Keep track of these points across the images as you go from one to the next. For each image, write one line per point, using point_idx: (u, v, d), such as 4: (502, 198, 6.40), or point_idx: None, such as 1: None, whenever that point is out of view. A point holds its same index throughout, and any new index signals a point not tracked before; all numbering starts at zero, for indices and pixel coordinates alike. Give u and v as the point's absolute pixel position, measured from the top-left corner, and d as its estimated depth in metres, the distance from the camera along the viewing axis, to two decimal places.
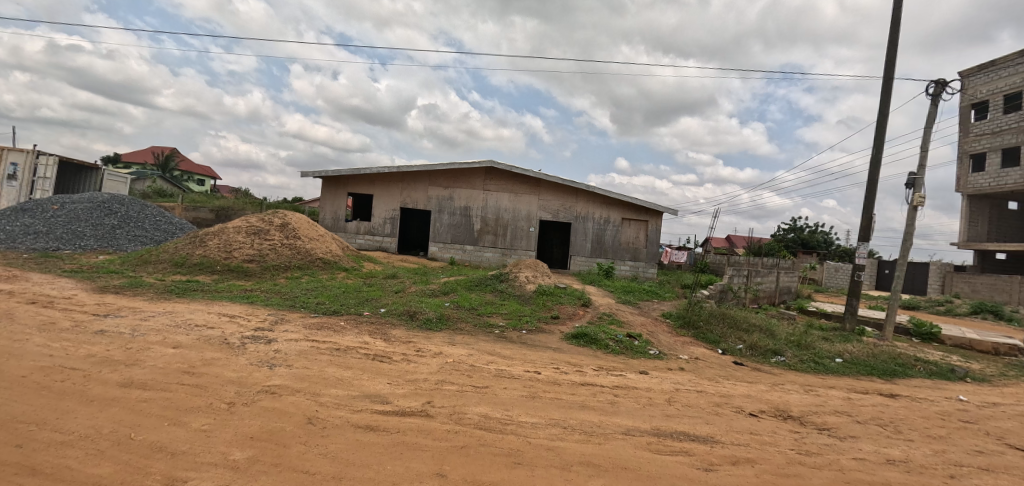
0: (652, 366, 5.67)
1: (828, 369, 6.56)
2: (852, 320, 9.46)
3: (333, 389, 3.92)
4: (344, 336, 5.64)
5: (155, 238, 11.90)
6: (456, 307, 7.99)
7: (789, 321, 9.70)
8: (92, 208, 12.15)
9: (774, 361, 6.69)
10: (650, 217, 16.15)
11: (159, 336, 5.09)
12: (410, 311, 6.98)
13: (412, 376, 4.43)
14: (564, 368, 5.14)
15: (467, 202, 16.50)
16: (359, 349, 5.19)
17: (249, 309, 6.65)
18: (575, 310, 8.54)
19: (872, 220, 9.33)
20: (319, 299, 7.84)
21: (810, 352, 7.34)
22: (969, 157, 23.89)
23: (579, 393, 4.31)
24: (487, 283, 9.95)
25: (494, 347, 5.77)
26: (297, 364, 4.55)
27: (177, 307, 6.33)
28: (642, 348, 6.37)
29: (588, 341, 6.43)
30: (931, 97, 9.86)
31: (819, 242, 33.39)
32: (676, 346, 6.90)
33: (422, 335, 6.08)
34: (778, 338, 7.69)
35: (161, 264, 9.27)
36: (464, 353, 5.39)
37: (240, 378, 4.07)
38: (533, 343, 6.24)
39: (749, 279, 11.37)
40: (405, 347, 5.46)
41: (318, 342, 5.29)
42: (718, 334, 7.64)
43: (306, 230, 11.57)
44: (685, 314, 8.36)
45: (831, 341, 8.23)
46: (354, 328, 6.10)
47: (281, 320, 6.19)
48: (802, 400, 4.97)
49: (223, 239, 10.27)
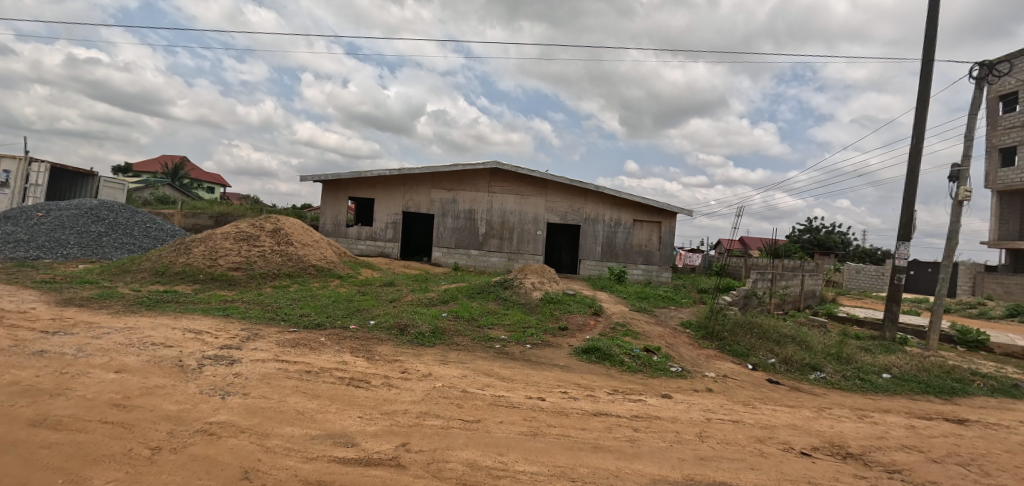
0: (675, 388, 4.89)
1: (877, 388, 5.72)
2: (892, 328, 8.56)
3: (287, 427, 3.20)
4: (321, 355, 4.94)
5: (143, 245, 11.33)
6: (454, 318, 7.27)
7: (821, 329, 8.81)
8: (78, 214, 11.63)
9: (814, 378, 5.85)
10: (664, 217, 15.34)
11: (106, 358, 4.44)
12: (401, 324, 6.24)
13: (390, 407, 3.69)
14: (573, 392, 4.38)
15: (471, 205, 15.82)
16: (335, 372, 4.47)
17: (222, 323, 5.95)
18: (585, 320, 7.75)
19: (913, 218, 8.44)
20: (303, 310, 7.16)
21: (852, 366, 6.49)
22: (998, 152, 22.63)
23: (591, 427, 3.54)
24: (489, 290, 9.23)
25: (493, 367, 5.03)
26: (255, 391, 3.86)
27: (139, 322, 5.66)
28: (662, 365, 5.58)
29: (600, 357, 5.66)
30: (976, 81, 8.97)
31: (836, 242, 32.31)
32: (700, 361, 6.09)
33: (411, 352, 5.35)
34: (814, 351, 6.84)
35: (141, 273, 8.66)
36: (456, 375, 4.66)
37: (180, 414, 3.40)
38: (537, 360, 5.49)
39: (774, 283, 10.50)
40: (390, 367, 4.75)
41: (287, 364, 4.57)
42: (746, 347, 6.81)
43: (299, 236, 10.94)
44: (706, 324, 7.55)
45: (873, 353, 7.36)
46: (335, 344, 5.42)
47: (255, 336, 5.50)
48: (859, 431, 4.16)
49: (209, 246, 9.65)
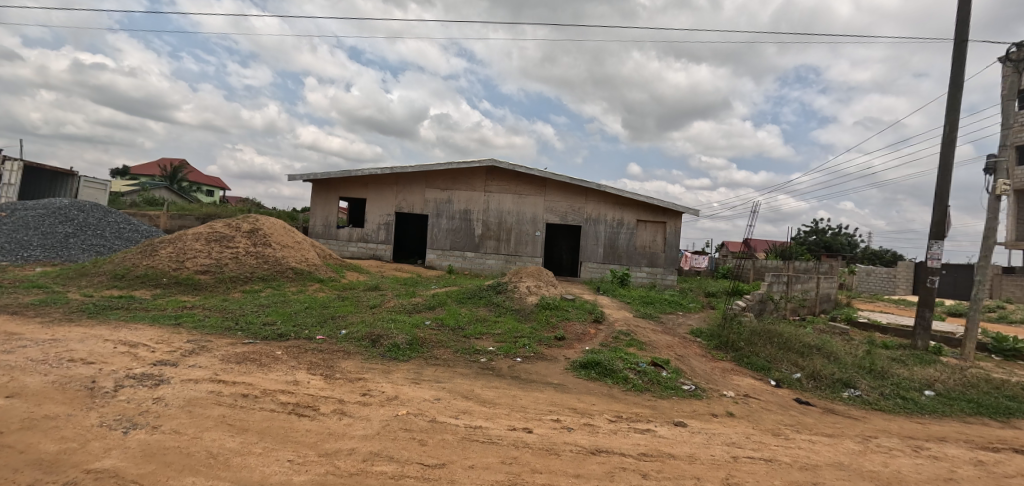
0: (689, 412, 4.10)
1: (922, 409, 4.93)
2: (925, 336, 7.73)
3: (186, 479, 2.47)
4: (269, 373, 4.17)
5: (112, 246, 10.61)
6: (438, 326, 6.49)
7: (844, 337, 8.00)
8: (45, 215, 10.93)
9: (849, 397, 5.05)
10: (669, 217, 14.52)
11: (5, 378, 3.70)
12: (373, 335, 5.46)
13: (333, 445, 2.92)
14: (567, 421, 3.60)
15: (466, 205, 15.07)
16: (279, 396, 3.69)
17: (168, 334, 5.21)
18: (585, 328, 6.96)
19: (946, 215, 7.64)
20: (269, 318, 6.41)
21: (889, 381, 5.67)
22: (1016, 149, 21.67)
23: (586, 474, 2.76)
24: (481, 295, 8.46)
25: (473, 387, 4.25)
26: (169, 424, 3.13)
27: (68, 333, 4.91)
28: (673, 382, 4.80)
29: (601, 373, 4.89)
30: (1013, 63, 8.17)
31: (842, 244, 31.44)
32: (716, 377, 5.29)
33: (380, 369, 4.58)
34: (844, 363, 6.03)
35: (98, 277, 7.92)
36: (428, 398, 3.89)
37: (58, 457, 2.68)
38: (527, 377, 4.70)
39: (790, 286, 9.69)
40: (350, 388, 3.99)
41: (223, 385, 3.81)
42: (767, 359, 6.01)
43: (279, 237, 10.18)
44: (720, 333, 6.78)
45: (907, 365, 6.55)
46: (293, 358, 4.66)
47: (200, 350, 4.75)
48: (918, 470, 3.38)
49: (178, 247, 8.92)
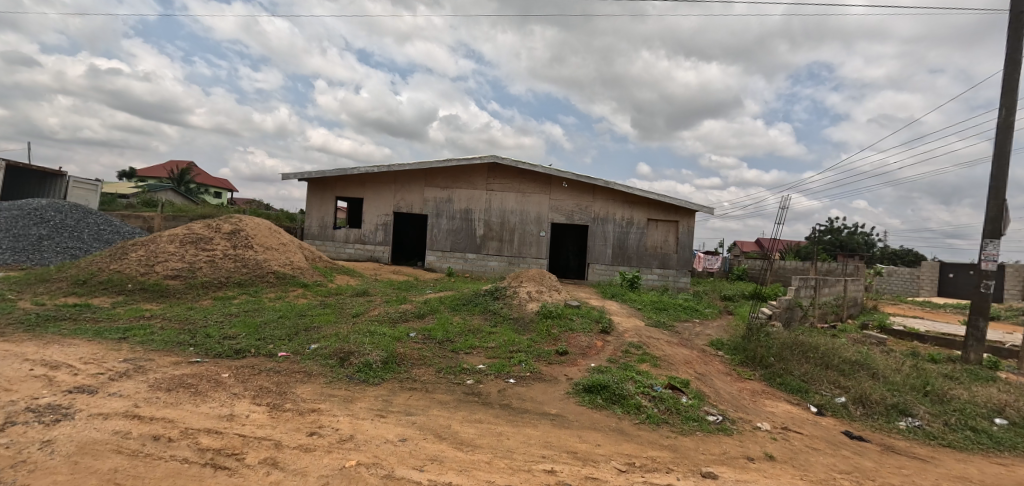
0: (718, 456, 3.27)
1: (1000, 444, 4.04)
2: (980, 348, 6.77)
3: None
4: (200, 405, 3.41)
5: (88, 249, 9.99)
6: (423, 340, 5.71)
7: (883, 349, 7.09)
8: (20, 216, 10.35)
9: (906, 428, 4.19)
10: (681, 217, 13.61)
11: None
12: (342, 352, 4.70)
13: None
14: (563, 474, 2.80)
15: (467, 204, 14.31)
16: (201, 438, 2.93)
17: (105, 352, 4.49)
18: (591, 340, 6.14)
19: (1004, 211, 6.74)
20: (233, 329, 5.68)
21: (951, 406, 4.78)
22: None
23: None
24: (477, 301, 7.66)
25: (450, 422, 3.46)
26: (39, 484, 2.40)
27: None
28: (695, 412, 3.97)
29: (609, 400, 4.08)
30: None
31: (859, 243, 30.19)
32: (745, 403, 4.45)
33: (342, 396, 3.81)
34: (894, 383, 5.14)
35: (59, 283, 7.26)
36: (391, 439, 3.12)
37: None
38: (519, 406, 3.91)
39: (818, 291, 8.80)
40: (297, 426, 3.22)
41: (137, 424, 3.07)
42: (802, 378, 5.15)
43: (263, 239, 9.48)
44: (746, 346, 5.93)
45: (964, 384, 5.64)
46: (238, 383, 3.91)
47: (133, 372, 4.03)
48: None
49: (149, 250, 8.25)
